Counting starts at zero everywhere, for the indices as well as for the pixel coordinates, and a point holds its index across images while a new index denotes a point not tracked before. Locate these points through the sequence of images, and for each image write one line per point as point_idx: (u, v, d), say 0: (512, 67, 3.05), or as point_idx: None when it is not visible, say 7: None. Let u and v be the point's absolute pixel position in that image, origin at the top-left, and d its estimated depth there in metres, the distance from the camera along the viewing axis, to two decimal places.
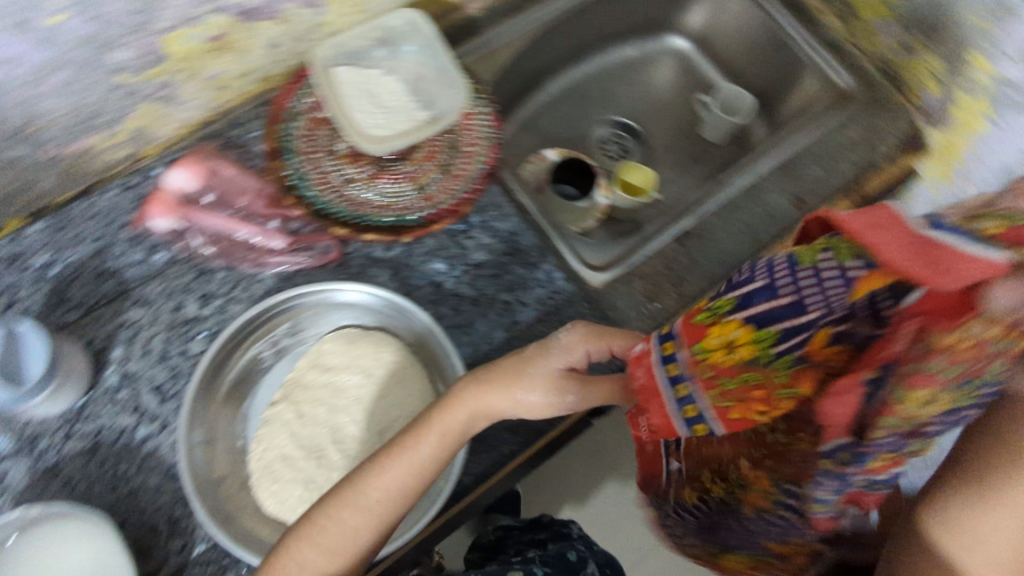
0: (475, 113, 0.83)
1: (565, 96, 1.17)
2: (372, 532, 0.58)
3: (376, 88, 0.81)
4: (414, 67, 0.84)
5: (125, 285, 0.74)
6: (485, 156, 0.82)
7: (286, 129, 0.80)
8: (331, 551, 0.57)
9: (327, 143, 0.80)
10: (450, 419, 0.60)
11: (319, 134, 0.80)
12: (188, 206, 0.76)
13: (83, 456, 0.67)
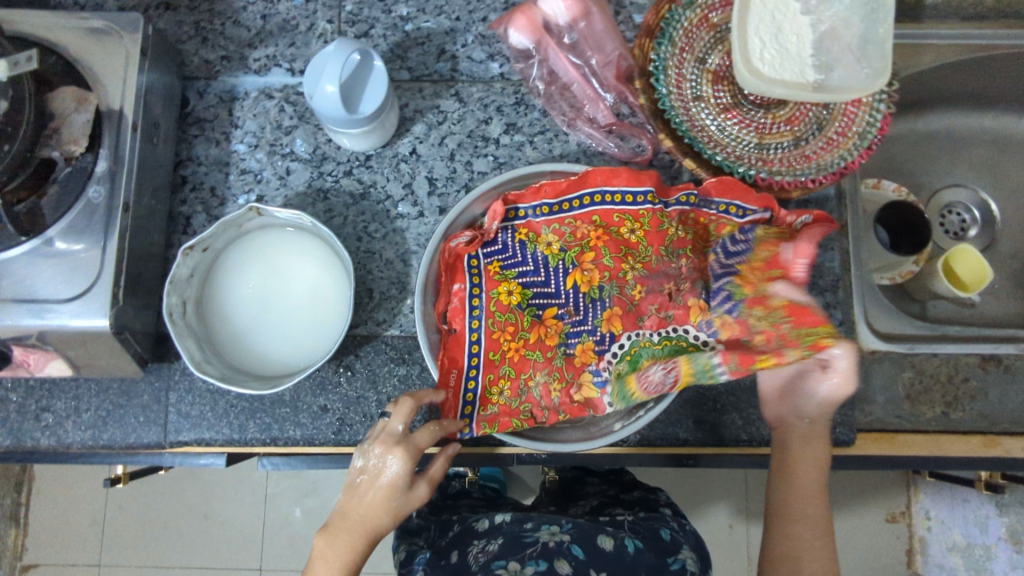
0: (871, 103, 0.69)
1: (942, 138, 0.94)
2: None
3: (785, 19, 0.68)
4: (835, 17, 0.69)
5: (455, 74, 0.75)
6: (849, 155, 0.69)
7: (673, 12, 0.71)
8: None
9: (702, 50, 0.72)
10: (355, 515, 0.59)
11: (705, 36, 0.72)
12: (545, 33, 0.71)
13: (350, 197, 0.72)
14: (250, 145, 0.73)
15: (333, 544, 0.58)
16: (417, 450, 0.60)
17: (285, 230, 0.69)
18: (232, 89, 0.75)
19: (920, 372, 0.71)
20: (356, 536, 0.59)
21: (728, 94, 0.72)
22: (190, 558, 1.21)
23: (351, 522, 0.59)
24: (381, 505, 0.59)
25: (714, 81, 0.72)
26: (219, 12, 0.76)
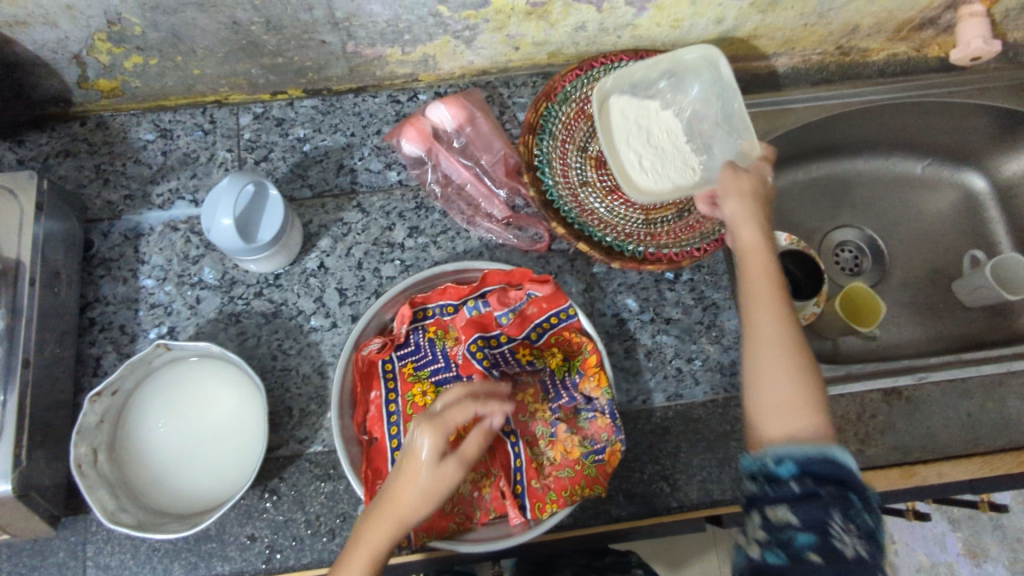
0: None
1: (824, 184, 1.01)
2: None
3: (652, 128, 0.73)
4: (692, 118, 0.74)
5: (355, 187, 0.78)
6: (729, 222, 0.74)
7: (551, 110, 0.77)
8: None
9: (582, 139, 0.77)
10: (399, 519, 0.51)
11: (582, 128, 0.77)
12: (434, 141, 0.76)
13: (263, 317, 0.74)
14: (158, 279, 0.74)
15: (372, 526, 0.51)
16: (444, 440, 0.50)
17: (190, 360, 0.69)
18: (136, 226, 0.76)
19: (830, 413, 0.75)
20: (373, 546, 0.51)
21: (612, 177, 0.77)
22: None
23: (398, 508, 0.50)
24: (413, 507, 0.50)
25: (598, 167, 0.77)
26: (119, 154, 0.78)
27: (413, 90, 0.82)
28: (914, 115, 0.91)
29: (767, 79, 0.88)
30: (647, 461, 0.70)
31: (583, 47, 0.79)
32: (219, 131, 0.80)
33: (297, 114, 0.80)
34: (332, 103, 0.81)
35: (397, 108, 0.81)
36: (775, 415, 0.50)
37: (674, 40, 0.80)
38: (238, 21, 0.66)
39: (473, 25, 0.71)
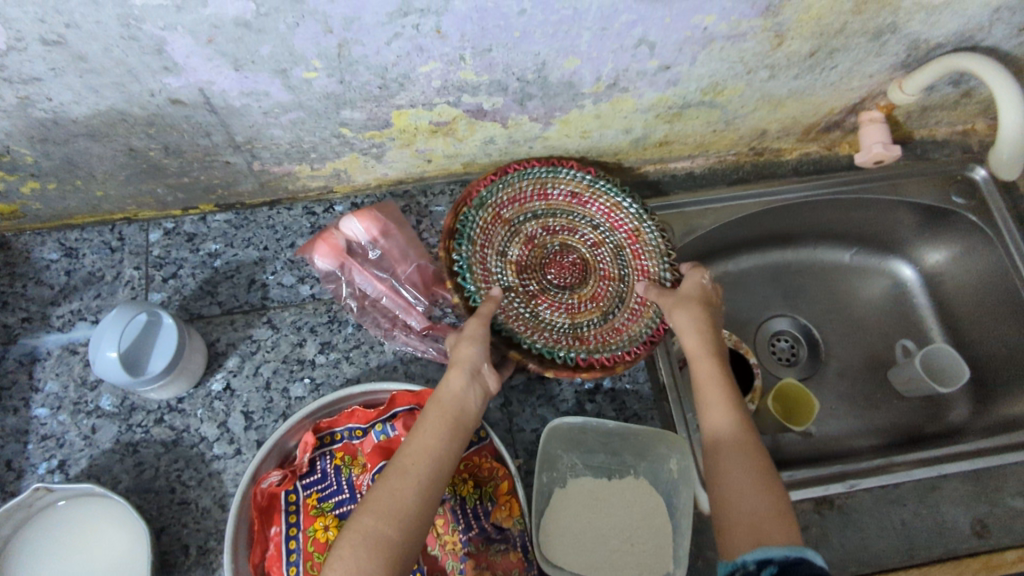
0: (658, 276, 0.76)
1: (756, 276, 1.01)
2: (413, 496, 0.54)
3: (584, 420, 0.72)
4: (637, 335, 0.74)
5: (266, 303, 0.76)
6: (654, 324, 0.74)
7: (467, 215, 0.74)
8: (377, 547, 0.50)
9: (501, 244, 0.75)
10: (430, 444, 0.57)
11: (504, 238, 0.75)
12: (348, 255, 0.75)
13: (161, 446, 0.70)
14: (51, 408, 0.71)
15: (418, 433, 0.58)
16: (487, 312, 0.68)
17: (58, 505, 0.64)
18: (33, 350, 0.73)
19: None
20: (446, 407, 0.60)
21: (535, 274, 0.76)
22: None
23: (439, 405, 0.60)
24: (459, 399, 0.61)
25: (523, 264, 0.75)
26: (21, 274, 0.76)
27: (328, 201, 0.81)
28: (842, 206, 0.92)
29: (685, 180, 0.90)
30: None
31: (496, 158, 0.80)
32: (127, 248, 0.78)
33: (209, 229, 0.79)
34: (245, 216, 0.80)
35: (312, 220, 0.80)
36: (754, 524, 0.54)
37: (586, 148, 0.81)
38: (135, 148, 0.66)
39: (379, 143, 0.72)
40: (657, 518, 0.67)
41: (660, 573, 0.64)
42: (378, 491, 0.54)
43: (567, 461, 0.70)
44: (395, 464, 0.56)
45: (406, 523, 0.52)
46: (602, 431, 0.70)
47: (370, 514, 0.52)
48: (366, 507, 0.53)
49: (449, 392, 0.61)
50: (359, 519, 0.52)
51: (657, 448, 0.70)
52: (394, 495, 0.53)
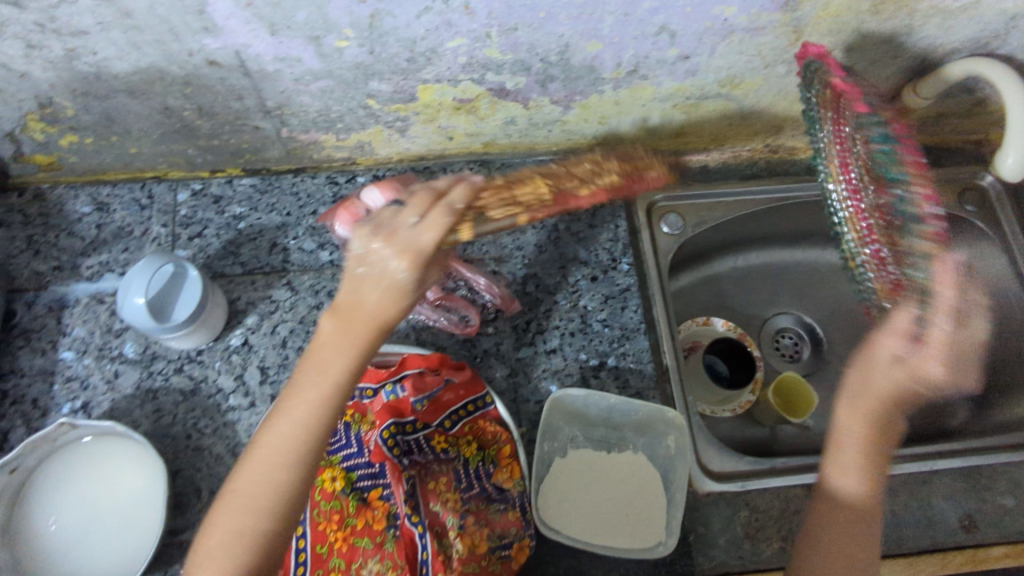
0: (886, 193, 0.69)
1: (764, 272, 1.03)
2: (288, 459, 0.51)
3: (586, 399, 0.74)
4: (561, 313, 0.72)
5: (286, 265, 0.79)
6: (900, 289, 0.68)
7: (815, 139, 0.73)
8: (251, 521, 0.50)
9: (845, 120, 0.70)
10: (308, 396, 0.53)
11: (847, 135, 0.70)
12: None
13: (180, 394, 0.73)
14: (77, 352, 0.74)
15: (298, 381, 0.54)
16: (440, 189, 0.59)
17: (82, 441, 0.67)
18: (62, 297, 0.76)
19: (754, 508, 0.74)
20: (322, 354, 0.54)
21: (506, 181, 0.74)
22: None
23: (358, 328, 0.55)
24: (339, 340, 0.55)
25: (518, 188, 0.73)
26: (54, 225, 0.79)
27: (351, 172, 0.84)
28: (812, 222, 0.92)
29: (699, 173, 0.91)
30: (563, 555, 0.68)
31: (516, 138, 0.83)
32: (155, 207, 0.81)
33: (235, 192, 0.82)
34: (271, 182, 0.83)
35: (335, 190, 0.83)
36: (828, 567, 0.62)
37: (604, 134, 0.83)
38: (170, 107, 0.69)
39: (403, 117, 0.75)
40: (653, 492, 0.69)
41: (655, 542, 0.66)
42: (270, 433, 0.52)
43: (569, 433, 0.73)
44: (275, 420, 0.53)
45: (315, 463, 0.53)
46: (606, 407, 0.72)
47: (280, 472, 0.51)
48: (270, 453, 0.51)
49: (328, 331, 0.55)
50: (277, 449, 0.52)
51: (656, 425, 0.71)
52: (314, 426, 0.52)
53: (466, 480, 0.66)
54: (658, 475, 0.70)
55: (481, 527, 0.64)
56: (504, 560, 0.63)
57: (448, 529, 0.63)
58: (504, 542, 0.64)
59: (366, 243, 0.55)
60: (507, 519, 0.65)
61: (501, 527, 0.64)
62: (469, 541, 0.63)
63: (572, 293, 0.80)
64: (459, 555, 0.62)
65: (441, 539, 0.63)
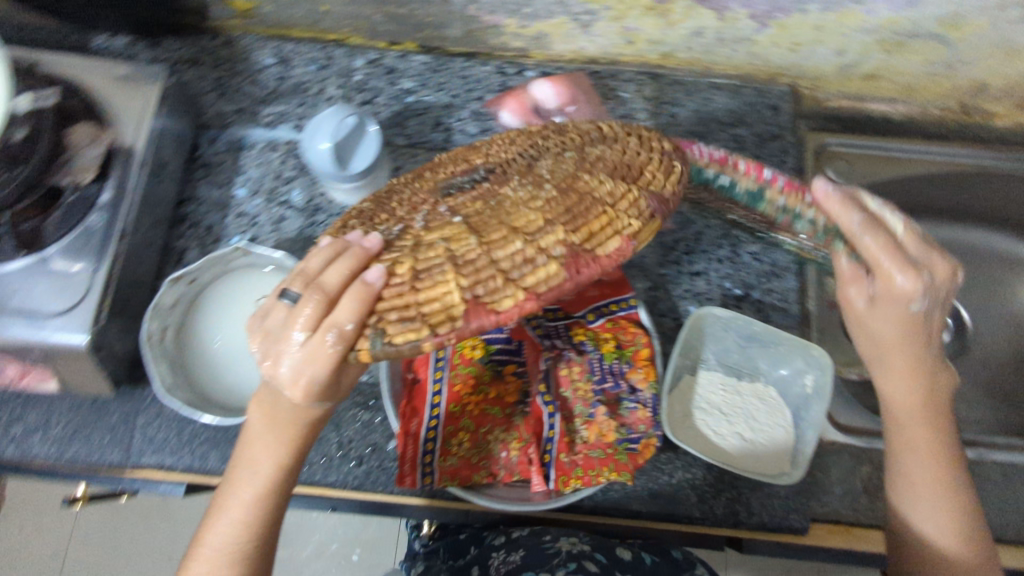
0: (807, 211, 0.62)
1: None
2: (287, 448, 0.57)
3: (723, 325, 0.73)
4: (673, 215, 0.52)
5: (449, 145, 0.81)
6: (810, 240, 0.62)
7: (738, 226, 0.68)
8: (219, 550, 0.56)
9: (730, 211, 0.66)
10: (262, 461, 0.56)
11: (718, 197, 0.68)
12: (534, 116, 0.79)
13: None
14: (250, 191, 0.79)
15: (253, 442, 0.57)
16: (328, 292, 0.48)
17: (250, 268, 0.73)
18: (241, 139, 0.81)
19: (874, 466, 0.73)
20: (260, 446, 0.56)
21: (451, 159, 0.56)
22: None
23: (283, 430, 0.56)
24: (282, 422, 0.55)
25: (459, 178, 0.52)
26: (239, 71, 0.83)
27: (522, 64, 0.84)
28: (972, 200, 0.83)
29: (879, 124, 0.89)
30: (678, 466, 0.70)
31: (696, 53, 0.80)
32: (333, 68, 0.84)
33: (408, 66, 0.84)
34: (443, 62, 0.84)
35: (503, 79, 0.83)
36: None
37: (789, 65, 0.81)
38: None
39: (592, 11, 0.73)
40: (781, 425, 0.69)
41: (777, 472, 0.66)
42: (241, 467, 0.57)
43: (702, 354, 0.74)
44: (232, 492, 0.57)
45: (262, 536, 0.57)
46: (746, 334, 0.71)
47: (224, 541, 0.56)
48: (215, 552, 0.55)
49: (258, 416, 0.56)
50: (205, 569, 0.55)
51: (794, 361, 0.70)
52: (331, 403, 0.54)
53: (600, 373, 0.67)
54: (788, 412, 0.70)
55: (611, 420, 0.65)
56: (630, 455, 0.63)
57: (578, 415, 0.66)
58: (632, 438, 0.64)
59: (261, 355, 0.51)
60: (639, 419, 0.65)
61: (631, 423, 0.65)
62: (597, 430, 0.65)
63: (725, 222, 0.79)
64: (587, 441, 0.65)
65: (570, 424, 0.66)
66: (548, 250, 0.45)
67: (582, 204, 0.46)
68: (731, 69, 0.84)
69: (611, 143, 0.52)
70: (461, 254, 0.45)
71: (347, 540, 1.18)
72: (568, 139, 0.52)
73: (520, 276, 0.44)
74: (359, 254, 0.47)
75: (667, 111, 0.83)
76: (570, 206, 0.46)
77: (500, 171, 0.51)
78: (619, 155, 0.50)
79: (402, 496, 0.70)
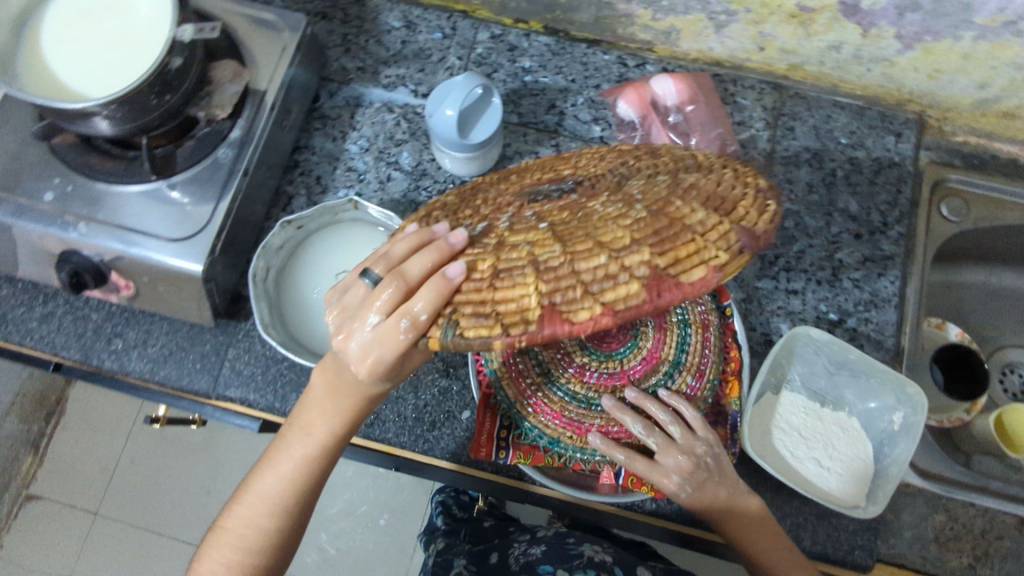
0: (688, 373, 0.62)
1: (1017, 297, 0.92)
2: (339, 421, 0.52)
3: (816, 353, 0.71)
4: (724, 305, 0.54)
5: (559, 128, 0.81)
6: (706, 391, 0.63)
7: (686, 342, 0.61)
8: (265, 508, 0.53)
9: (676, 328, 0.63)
10: (316, 428, 0.53)
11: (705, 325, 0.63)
12: (652, 111, 0.79)
13: None
14: (362, 148, 0.80)
15: (310, 404, 0.53)
16: (411, 282, 0.41)
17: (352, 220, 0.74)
18: (359, 96, 0.83)
19: (953, 517, 0.70)
20: (314, 411, 0.52)
21: (544, 171, 0.49)
22: (173, 512, 1.21)
23: (346, 401, 0.51)
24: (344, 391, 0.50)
25: (551, 185, 0.44)
26: (367, 30, 0.85)
27: (644, 58, 0.84)
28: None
29: (1005, 165, 0.83)
30: (748, 483, 0.69)
31: (826, 69, 0.79)
32: (456, 39, 0.85)
33: (530, 46, 0.84)
34: (565, 46, 0.84)
35: (623, 70, 0.83)
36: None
37: (923, 91, 0.79)
38: None
39: (731, 11, 0.73)
40: (862, 458, 0.68)
41: (851, 502, 0.65)
42: (291, 430, 0.54)
43: (788, 374, 0.72)
44: (280, 454, 0.54)
45: (299, 510, 0.55)
46: (837, 361, 0.70)
47: (265, 514, 0.53)
48: (261, 499, 0.53)
49: (318, 380, 0.52)
50: (247, 514, 0.53)
51: (884, 397, 0.69)
52: (389, 384, 0.48)
53: None
54: (869, 446, 0.69)
55: None
56: None
57: None
58: None
59: (335, 330, 0.45)
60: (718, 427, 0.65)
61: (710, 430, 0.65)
62: None
63: (829, 244, 0.77)
64: None
65: None
66: (626, 267, 0.34)
67: (673, 228, 0.35)
68: (858, 89, 0.82)
69: (707, 172, 0.39)
70: (539, 249, 0.36)
71: (379, 504, 1.19)
72: (659, 163, 0.42)
73: (596, 288, 0.34)
74: (441, 245, 0.41)
75: (785, 124, 0.82)
76: (652, 220, 0.35)
77: (591, 184, 0.42)
78: (710, 184, 0.37)
79: (470, 467, 0.70)
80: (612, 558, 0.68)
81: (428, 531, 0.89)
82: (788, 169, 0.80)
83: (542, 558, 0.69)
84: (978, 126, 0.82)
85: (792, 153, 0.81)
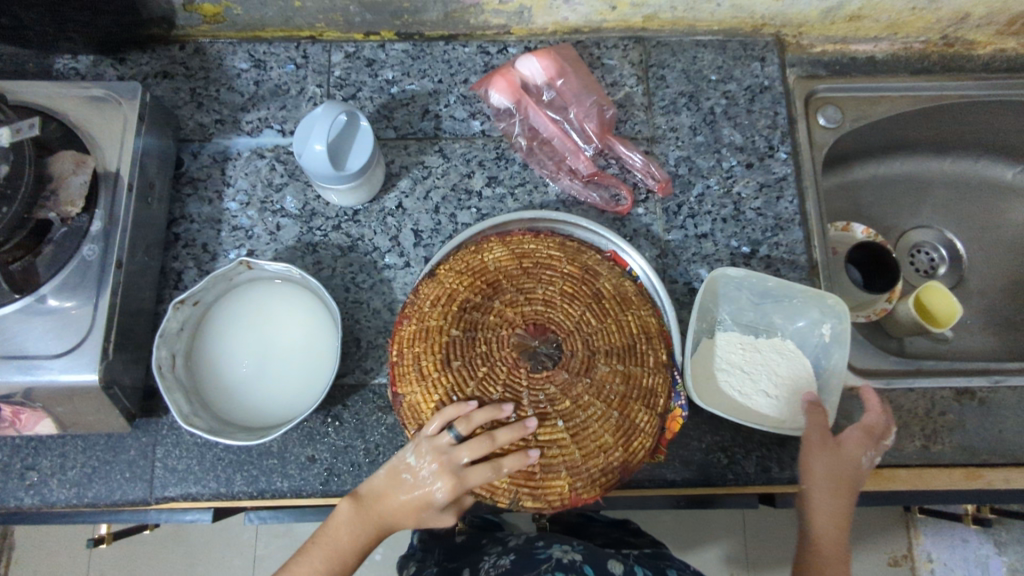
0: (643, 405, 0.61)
1: (905, 183, 0.97)
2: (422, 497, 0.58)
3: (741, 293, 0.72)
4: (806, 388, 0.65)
5: (438, 133, 0.79)
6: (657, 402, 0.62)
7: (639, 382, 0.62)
8: (335, 558, 0.59)
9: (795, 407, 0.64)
10: (403, 496, 0.59)
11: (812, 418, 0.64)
12: (524, 93, 0.78)
13: (338, 249, 0.74)
14: (242, 203, 0.76)
15: (397, 476, 0.60)
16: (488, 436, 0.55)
17: (245, 281, 0.70)
18: (224, 150, 0.78)
19: (898, 406, 0.73)
20: (401, 484, 0.59)
21: (514, 288, 0.61)
22: None
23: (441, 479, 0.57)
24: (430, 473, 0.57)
25: (532, 341, 0.59)
26: (214, 79, 0.80)
27: (503, 42, 0.83)
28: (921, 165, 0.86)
29: (865, 64, 0.87)
30: (706, 431, 0.70)
31: (680, 12, 0.80)
32: (311, 66, 0.81)
33: (388, 56, 0.82)
34: (423, 48, 0.82)
35: (486, 59, 0.82)
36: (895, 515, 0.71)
37: (773, 14, 0.81)
38: None
39: None
40: (805, 376, 0.69)
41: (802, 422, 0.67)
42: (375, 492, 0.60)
43: (717, 316, 0.72)
44: (362, 513, 0.59)
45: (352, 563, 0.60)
46: (759, 290, 0.71)
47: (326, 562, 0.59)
48: (336, 550, 0.59)
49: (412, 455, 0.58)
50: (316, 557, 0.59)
51: (810, 312, 0.71)
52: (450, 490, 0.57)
53: None
54: (809, 362, 0.70)
55: None
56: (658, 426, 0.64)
57: None
58: None
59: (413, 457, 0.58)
60: None
61: None
62: None
63: (725, 180, 0.79)
64: None
65: None
66: (605, 452, 0.57)
67: (634, 429, 0.58)
68: (714, 24, 0.83)
69: (637, 363, 0.59)
70: (559, 445, 0.56)
71: None
72: (611, 335, 0.60)
73: (595, 471, 0.56)
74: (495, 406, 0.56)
75: (656, 74, 0.82)
76: (621, 415, 0.58)
77: (569, 353, 0.58)
78: (642, 378, 0.59)
79: None
80: (580, 557, 0.70)
81: (406, 550, 0.88)
82: (669, 117, 0.80)
83: (511, 568, 0.70)
84: (830, 33, 0.85)
85: (669, 102, 0.82)
